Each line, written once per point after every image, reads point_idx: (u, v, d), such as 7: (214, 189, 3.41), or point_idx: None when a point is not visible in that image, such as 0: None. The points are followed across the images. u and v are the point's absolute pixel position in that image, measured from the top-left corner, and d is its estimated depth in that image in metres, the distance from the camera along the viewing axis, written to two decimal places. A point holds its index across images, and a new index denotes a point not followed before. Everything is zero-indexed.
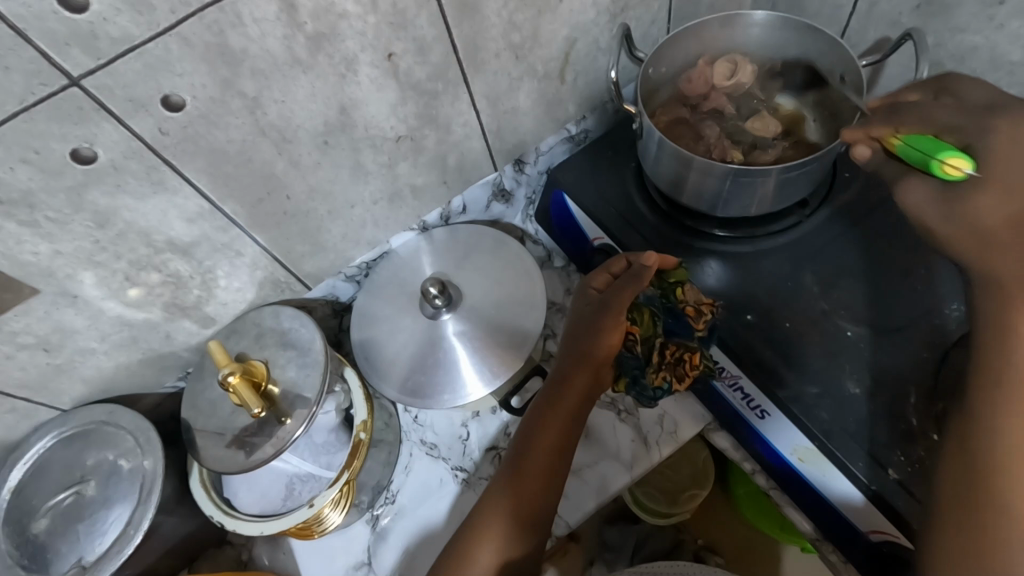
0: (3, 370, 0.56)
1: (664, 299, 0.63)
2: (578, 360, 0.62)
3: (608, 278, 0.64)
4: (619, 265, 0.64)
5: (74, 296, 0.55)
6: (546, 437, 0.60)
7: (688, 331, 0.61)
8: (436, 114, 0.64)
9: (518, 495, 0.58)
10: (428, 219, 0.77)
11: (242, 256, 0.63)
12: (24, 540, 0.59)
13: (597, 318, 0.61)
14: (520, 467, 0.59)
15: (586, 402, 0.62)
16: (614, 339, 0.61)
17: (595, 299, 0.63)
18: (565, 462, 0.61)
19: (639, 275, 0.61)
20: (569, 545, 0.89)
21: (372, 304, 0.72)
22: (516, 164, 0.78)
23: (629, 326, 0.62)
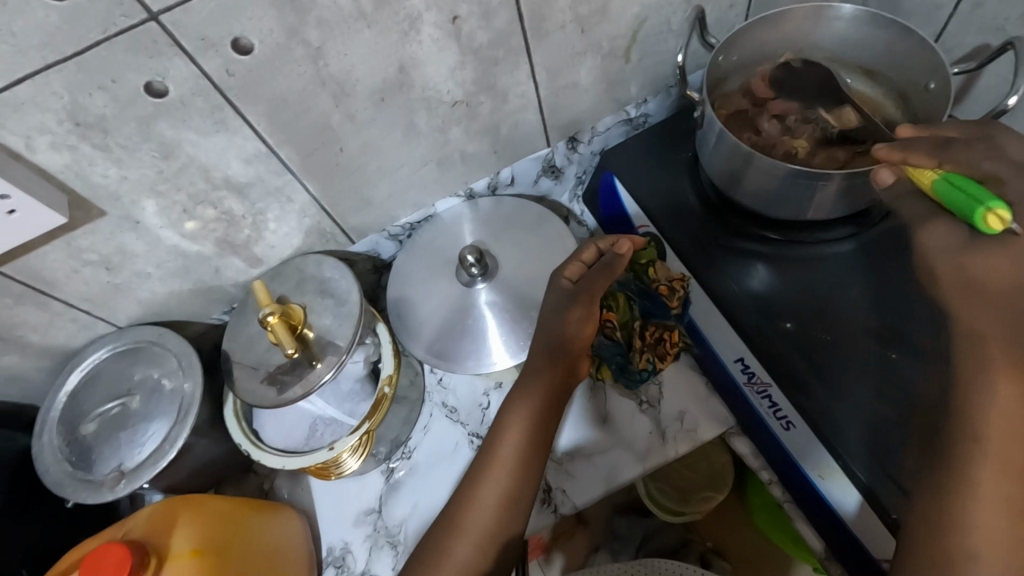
0: (69, 283, 0.61)
1: (637, 281, 0.69)
2: (550, 349, 0.61)
3: (580, 270, 0.62)
4: (596, 256, 0.63)
5: (136, 221, 0.58)
6: (525, 425, 0.59)
7: (665, 311, 0.67)
8: (494, 82, 0.64)
9: (503, 483, 0.57)
10: (475, 187, 0.77)
11: (292, 202, 0.65)
12: (73, 439, 0.64)
13: (564, 309, 0.60)
14: (501, 456, 0.58)
15: (563, 390, 0.62)
16: (585, 329, 0.61)
17: (565, 292, 0.61)
18: (544, 449, 0.60)
19: (611, 267, 0.59)
20: (577, 528, 0.95)
21: (411, 265, 0.73)
22: (569, 141, 0.78)
23: (607, 313, 0.68)
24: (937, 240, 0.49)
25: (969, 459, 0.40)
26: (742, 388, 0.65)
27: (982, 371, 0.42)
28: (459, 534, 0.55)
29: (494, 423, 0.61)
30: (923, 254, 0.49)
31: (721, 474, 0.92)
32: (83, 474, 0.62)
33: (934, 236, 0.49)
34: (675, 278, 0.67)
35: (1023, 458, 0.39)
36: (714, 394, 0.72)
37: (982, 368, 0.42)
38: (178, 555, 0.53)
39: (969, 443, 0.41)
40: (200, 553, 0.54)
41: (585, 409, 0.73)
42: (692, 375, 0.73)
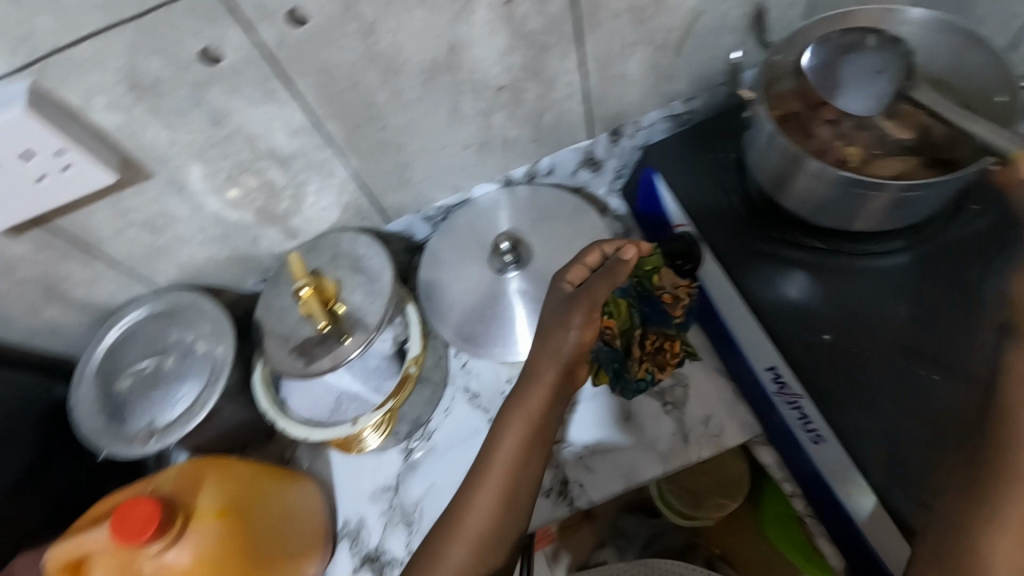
0: (114, 242, 0.62)
1: (639, 286, 0.68)
2: (549, 353, 0.57)
3: (582, 274, 0.60)
4: (602, 259, 0.60)
5: (181, 186, 0.59)
6: (522, 432, 0.56)
7: (666, 317, 0.68)
8: (542, 69, 0.63)
9: (498, 490, 0.55)
10: (513, 174, 0.77)
11: (333, 177, 0.66)
12: (109, 393, 0.66)
13: (565, 313, 0.57)
14: (497, 462, 0.56)
15: (562, 394, 0.58)
16: (586, 335, 0.56)
17: (565, 294, 0.59)
18: (542, 455, 0.57)
19: (615, 271, 0.56)
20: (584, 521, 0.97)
21: (444, 249, 0.74)
22: (612, 134, 0.76)
23: (607, 319, 0.65)
24: None
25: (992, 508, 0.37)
26: (772, 396, 0.64)
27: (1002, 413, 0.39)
28: (455, 536, 0.55)
29: (493, 425, 0.59)
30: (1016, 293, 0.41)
31: (738, 483, 0.91)
32: (116, 428, 0.64)
33: None
34: (679, 287, 0.67)
35: None
36: (742, 401, 0.71)
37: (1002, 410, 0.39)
38: (204, 515, 0.54)
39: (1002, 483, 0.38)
40: (225, 514, 0.55)
41: (609, 405, 0.73)
42: (719, 379, 0.72)
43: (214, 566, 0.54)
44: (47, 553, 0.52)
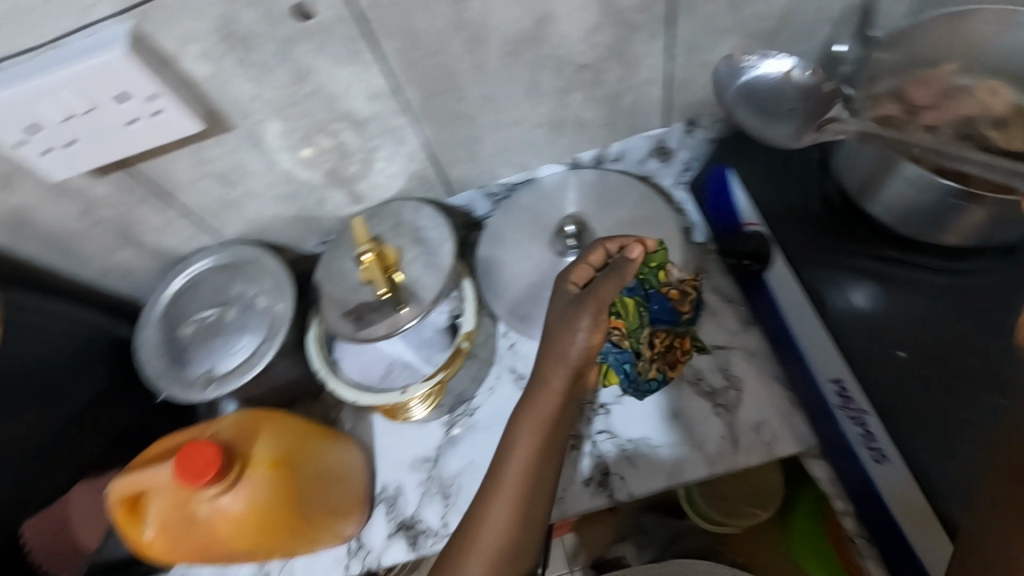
0: (189, 191, 0.64)
1: (644, 284, 0.62)
2: (558, 358, 0.56)
3: (588, 273, 0.59)
4: (605, 259, 0.60)
5: (259, 141, 0.60)
6: (534, 443, 0.56)
7: (674, 316, 0.63)
8: (627, 50, 0.61)
9: (514, 504, 0.55)
10: (581, 157, 0.75)
11: (404, 144, 0.66)
12: (172, 338, 0.68)
13: (572, 315, 0.56)
14: (510, 476, 0.56)
15: (572, 399, 0.58)
16: (595, 337, 0.55)
17: (569, 297, 0.58)
18: (555, 464, 0.57)
19: (620, 269, 0.57)
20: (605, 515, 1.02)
21: (505, 227, 0.73)
22: (687, 123, 0.74)
23: (615, 320, 0.59)
24: None
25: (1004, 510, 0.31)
26: (834, 409, 0.61)
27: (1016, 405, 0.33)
28: (473, 549, 0.54)
29: (502, 440, 0.58)
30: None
31: (771, 495, 0.89)
32: (177, 373, 0.66)
33: None
34: (682, 284, 0.64)
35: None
36: (800, 411, 0.68)
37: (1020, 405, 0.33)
38: (257, 465, 0.55)
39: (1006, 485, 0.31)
40: (278, 465, 0.56)
41: (658, 401, 0.72)
42: (776, 386, 0.70)
43: (262, 515, 0.55)
44: (112, 484, 0.54)
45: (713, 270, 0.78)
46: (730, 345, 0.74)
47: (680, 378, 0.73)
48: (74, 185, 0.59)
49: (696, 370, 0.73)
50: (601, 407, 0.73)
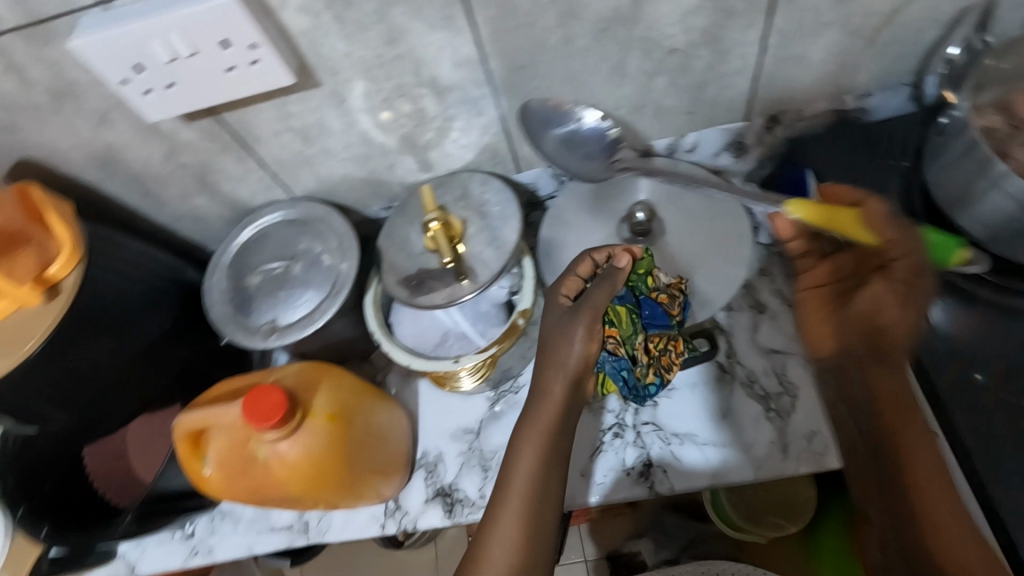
0: (269, 144, 0.65)
1: (634, 291, 0.62)
2: (557, 368, 0.59)
3: (577, 284, 0.62)
4: (596, 270, 0.63)
5: (342, 100, 0.61)
6: (540, 451, 0.57)
7: (666, 319, 0.62)
8: (720, 37, 0.59)
9: (520, 519, 0.54)
10: (654, 145, 0.74)
11: (481, 116, 0.65)
12: (238, 286, 0.70)
13: (566, 326, 0.59)
14: (513, 489, 0.56)
15: (571, 408, 0.60)
16: (591, 347, 0.59)
17: (560, 309, 0.61)
18: (559, 474, 0.57)
19: (613, 279, 0.60)
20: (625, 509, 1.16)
21: (570, 209, 0.73)
22: (769, 120, 0.72)
23: (609, 328, 0.60)
24: (876, 297, 0.56)
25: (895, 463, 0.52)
26: None
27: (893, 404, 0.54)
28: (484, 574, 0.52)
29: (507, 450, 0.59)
30: (877, 311, 0.56)
31: (800, 509, 0.88)
32: (241, 320, 0.68)
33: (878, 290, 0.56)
34: (671, 288, 0.63)
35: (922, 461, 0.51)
36: None
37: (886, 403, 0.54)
38: (317, 415, 0.57)
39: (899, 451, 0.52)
40: (334, 418, 0.58)
41: (708, 399, 0.71)
42: None
43: (318, 464, 0.57)
44: (181, 418, 0.56)
45: (778, 273, 0.76)
46: (789, 350, 0.72)
47: (733, 378, 0.72)
48: (164, 128, 0.61)
49: (750, 372, 0.72)
50: (649, 398, 0.73)
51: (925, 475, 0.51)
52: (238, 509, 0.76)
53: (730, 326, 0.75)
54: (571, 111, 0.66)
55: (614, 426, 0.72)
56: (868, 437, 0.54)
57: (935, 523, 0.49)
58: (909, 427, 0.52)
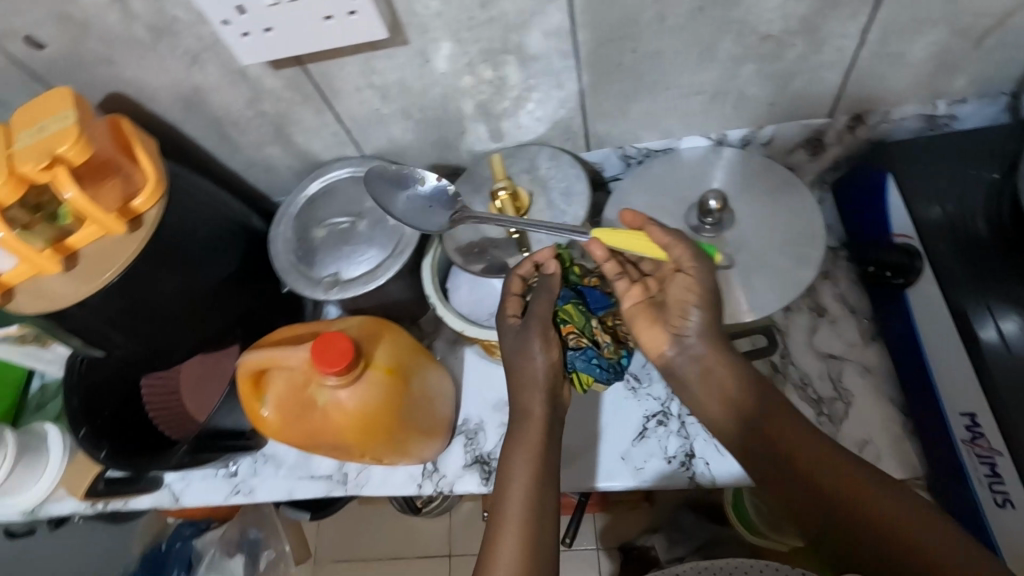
0: (348, 99, 0.66)
1: (570, 284, 0.66)
2: (528, 384, 0.61)
3: (518, 301, 0.65)
4: (531, 276, 0.65)
5: (426, 60, 0.61)
6: (532, 474, 0.58)
7: (606, 299, 0.66)
8: (819, 26, 0.58)
9: (519, 538, 0.54)
10: (729, 135, 0.73)
11: (561, 89, 0.65)
12: (304, 238, 0.71)
13: (524, 343, 0.61)
14: (511, 516, 0.55)
15: (553, 423, 0.61)
16: (552, 355, 0.61)
17: (512, 329, 0.63)
18: (553, 491, 0.58)
19: (549, 286, 0.63)
20: (641, 501, 1.24)
21: (637, 193, 0.71)
22: (853, 118, 0.69)
23: (564, 327, 0.62)
24: (681, 293, 0.60)
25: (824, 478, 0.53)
26: (957, 442, 0.58)
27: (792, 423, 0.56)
28: None
29: (493, 498, 0.58)
30: (682, 309, 0.60)
31: None
32: (304, 271, 0.69)
33: (683, 295, 0.60)
34: (599, 271, 0.68)
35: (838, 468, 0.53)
36: (913, 438, 0.65)
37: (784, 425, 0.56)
38: (376, 367, 0.58)
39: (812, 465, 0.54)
40: (392, 372, 0.59)
41: None
42: (891, 408, 0.67)
43: (373, 415, 0.58)
44: (245, 357, 0.58)
45: (842, 276, 0.75)
46: (847, 357, 0.70)
47: (785, 379, 0.70)
48: (250, 73, 0.62)
49: (803, 375, 0.70)
50: None
51: (813, 463, 0.54)
52: (281, 454, 0.79)
53: (787, 326, 0.74)
54: (411, 174, 0.70)
55: (659, 413, 0.72)
56: (771, 457, 0.56)
57: (856, 499, 0.51)
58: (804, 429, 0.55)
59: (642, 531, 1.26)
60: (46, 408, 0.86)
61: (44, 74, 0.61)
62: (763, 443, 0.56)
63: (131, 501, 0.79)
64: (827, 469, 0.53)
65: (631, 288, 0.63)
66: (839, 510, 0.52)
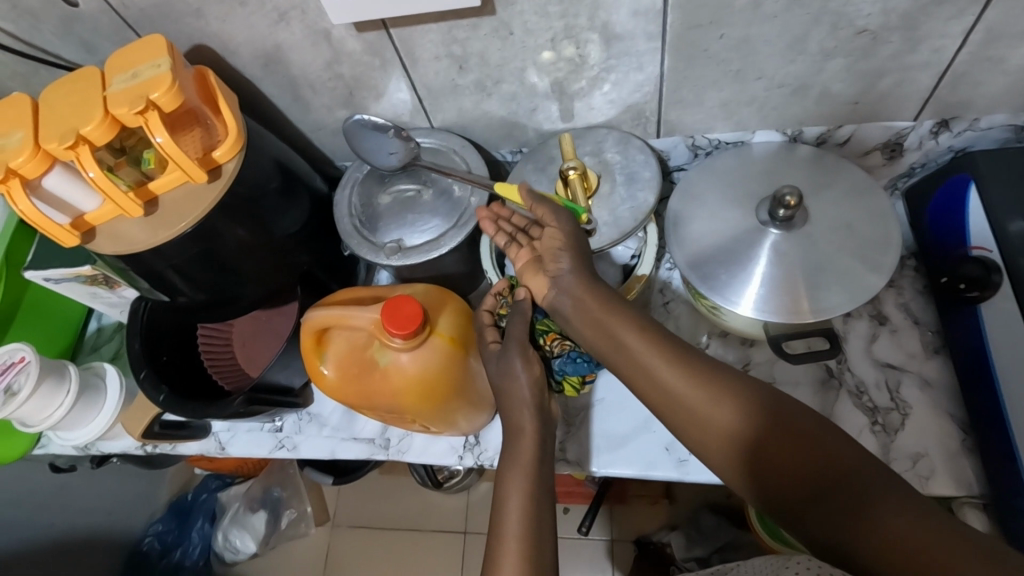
0: (425, 68, 0.66)
1: None
2: (518, 403, 0.58)
3: (495, 329, 0.62)
4: (500, 304, 0.64)
5: (509, 33, 0.60)
6: (527, 488, 0.52)
7: None
8: (919, 24, 0.56)
9: (521, 547, 0.48)
10: (805, 131, 0.71)
11: (640, 72, 0.64)
12: (370, 204, 0.72)
13: (506, 365, 0.58)
14: (511, 520, 0.50)
15: (547, 437, 0.58)
16: (534, 370, 0.59)
17: (493, 354, 0.60)
18: (550, 505, 0.53)
19: (521, 308, 0.61)
20: (662, 500, 1.25)
21: (705, 182, 0.70)
22: (939, 123, 0.68)
23: (546, 337, 0.62)
24: (550, 240, 0.59)
25: (776, 454, 0.44)
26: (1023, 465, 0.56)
27: (726, 402, 0.47)
28: None
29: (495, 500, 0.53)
30: (556, 256, 0.58)
31: None
32: (367, 235, 0.70)
33: (552, 239, 0.59)
34: None
35: (784, 435, 0.45)
36: (971, 455, 0.63)
37: (718, 403, 0.47)
38: (440, 335, 0.60)
39: (760, 439, 0.45)
40: (454, 342, 0.61)
41: (810, 400, 0.69)
42: (952, 423, 0.65)
43: (431, 380, 0.60)
44: (309, 316, 0.59)
45: (907, 286, 0.74)
46: (906, 367, 0.69)
47: (840, 385, 0.69)
48: (334, 35, 0.62)
49: (859, 382, 0.69)
50: None
51: (768, 431, 0.45)
52: (324, 415, 0.80)
53: (846, 332, 0.72)
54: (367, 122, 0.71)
55: None
56: (725, 446, 0.47)
57: (823, 456, 0.43)
58: (746, 399, 0.47)
59: (659, 527, 1.25)
60: (100, 350, 0.89)
61: (135, 23, 0.63)
62: (724, 437, 0.47)
63: (178, 446, 0.82)
64: (775, 428, 0.45)
65: (518, 250, 0.62)
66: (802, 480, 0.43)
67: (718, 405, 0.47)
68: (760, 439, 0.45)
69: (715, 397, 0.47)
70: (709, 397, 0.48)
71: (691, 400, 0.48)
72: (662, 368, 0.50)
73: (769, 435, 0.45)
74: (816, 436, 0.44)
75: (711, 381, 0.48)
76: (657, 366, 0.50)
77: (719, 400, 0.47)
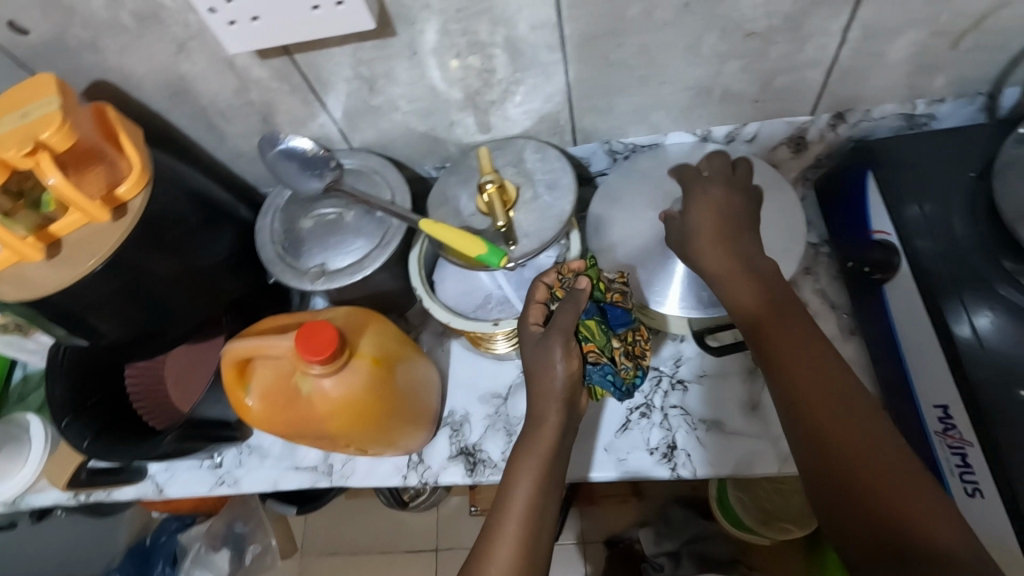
0: (335, 90, 0.66)
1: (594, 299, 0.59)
2: (546, 394, 0.57)
3: (542, 311, 0.61)
4: (559, 284, 0.61)
5: (414, 52, 0.61)
6: (537, 478, 0.54)
7: (625, 318, 0.60)
8: (802, 24, 0.59)
9: (515, 541, 0.51)
10: (714, 131, 0.74)
11: (549, 82, 0.66)
12: (291, 229, 0.71)
13: (543, 353, 0.57)
14: (513, 508, 0.53)
15: (568, 432, 0.58)
16: (572, 364, 0.56)
17: (535, 338, 0.59)
18: (557, 494, 0.55)
19: (576, 296, 0.57)
20: (631, 498, 1.25)
21: (623, 186, 0.72)
22: (835, 116, 0.71)
23: (585, 344, 0.57)
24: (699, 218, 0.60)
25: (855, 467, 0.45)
26: (931, 431, 0.58)
27: (822, 402, 0.48)
28: None
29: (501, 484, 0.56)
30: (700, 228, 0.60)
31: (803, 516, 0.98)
32: (291, 261, 0.69)
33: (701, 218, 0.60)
34: (621, 284, 0.62)
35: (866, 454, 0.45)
36: None
37: (817, 402, 0.48)
38: (363, 356, 0.59)
39: (844, 452, 0.46)
40: (378, 362, 0.60)
41: (741, 390, 0.71)
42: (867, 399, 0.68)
43: (362, 402, 0.60)
44: (228, 347, 0.58)
45: (822, 273, 0.76)
46: None
47: None
48: (237, 63, 0.62)
49: None
50: (679, 382, 0.73)
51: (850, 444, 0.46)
52: (265, 446, 0.79)
53: None
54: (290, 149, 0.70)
55: (643, 406, 0.72)
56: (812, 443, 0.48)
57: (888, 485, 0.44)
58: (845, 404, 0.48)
59: (630, 525, 1.25)
60: (26, 400, 0.85)
61: (28, 61, 0.61)
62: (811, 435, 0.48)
63: (114, 491, 0.79)
64: (855, 447, 0.46)
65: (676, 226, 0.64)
66: (851, 501, 0.45)
67: (814, 401, 0.49)
68: (847, 448, 0.46)
69: (814, 396, 0.49)
70: (810, 391, 0.49)
71: (799, 387, 0.50)
72: (782, 349, 0.52)
73: (852, 446, 0.46)
74: (894, 468, 0.44)
75: (817, 375, 0.49)
76: (777, 346, 0.52)
77: (815, 399, 0.49)
